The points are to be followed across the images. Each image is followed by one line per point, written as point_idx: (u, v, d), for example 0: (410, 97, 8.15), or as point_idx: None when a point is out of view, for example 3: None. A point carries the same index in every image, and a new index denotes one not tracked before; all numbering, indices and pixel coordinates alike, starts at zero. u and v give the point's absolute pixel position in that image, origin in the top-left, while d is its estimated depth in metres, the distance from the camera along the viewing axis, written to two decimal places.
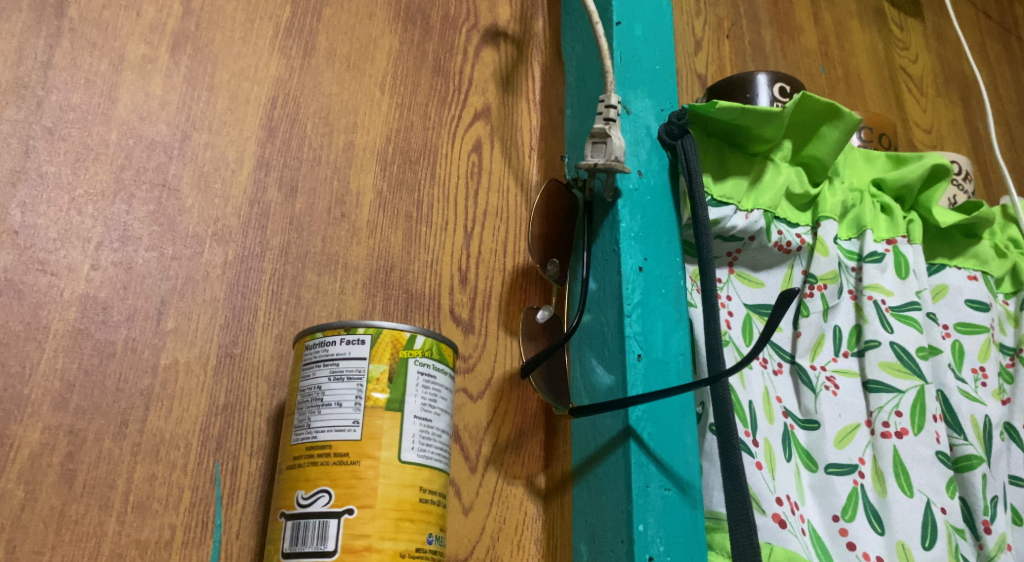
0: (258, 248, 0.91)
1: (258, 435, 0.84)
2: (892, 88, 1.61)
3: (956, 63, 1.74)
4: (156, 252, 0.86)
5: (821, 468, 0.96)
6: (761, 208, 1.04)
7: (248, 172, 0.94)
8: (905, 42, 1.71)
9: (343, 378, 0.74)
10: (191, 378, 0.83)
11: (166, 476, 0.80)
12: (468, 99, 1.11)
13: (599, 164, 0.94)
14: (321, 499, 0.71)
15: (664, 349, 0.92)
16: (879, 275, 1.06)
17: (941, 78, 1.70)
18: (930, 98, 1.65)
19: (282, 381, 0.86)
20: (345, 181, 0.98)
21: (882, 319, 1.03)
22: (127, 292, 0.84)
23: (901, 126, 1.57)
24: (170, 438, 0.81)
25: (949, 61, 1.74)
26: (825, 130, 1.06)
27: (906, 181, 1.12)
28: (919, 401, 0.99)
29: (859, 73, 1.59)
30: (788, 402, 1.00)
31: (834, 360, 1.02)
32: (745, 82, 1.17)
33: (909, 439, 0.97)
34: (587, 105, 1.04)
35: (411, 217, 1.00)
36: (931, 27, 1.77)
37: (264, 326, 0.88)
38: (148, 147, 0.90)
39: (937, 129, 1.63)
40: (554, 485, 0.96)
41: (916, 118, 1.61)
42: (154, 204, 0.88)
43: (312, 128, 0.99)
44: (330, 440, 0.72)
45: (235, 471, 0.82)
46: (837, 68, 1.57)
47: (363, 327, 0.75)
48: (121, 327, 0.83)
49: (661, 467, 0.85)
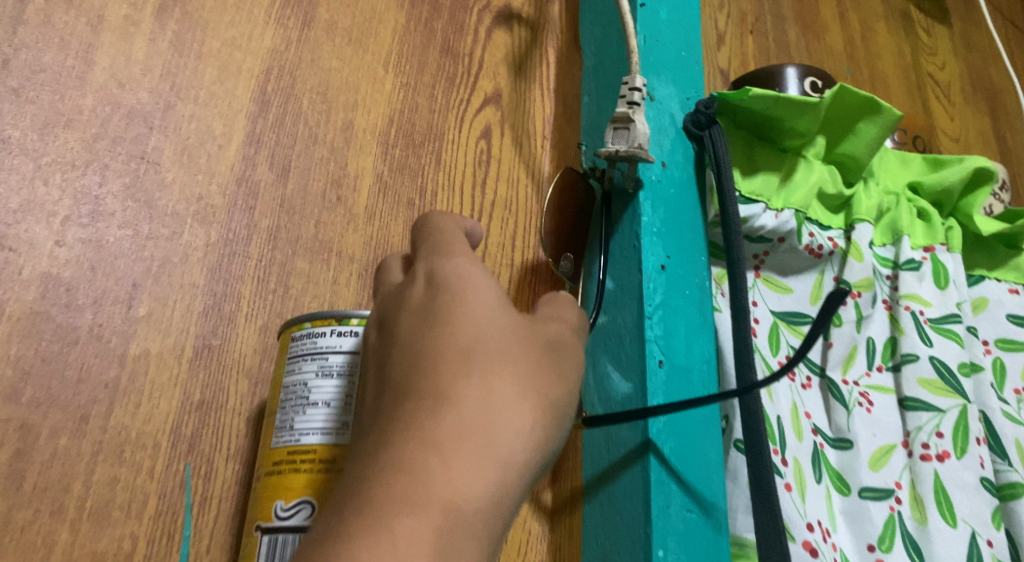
0: (243, 231, 0.82)
1: (236, 437, 0.75)
2: (919, 94, 1.54)
3: (984, 72, 1.67)
4: (129, 230, 0.78)
5: (854, 492, 0.87)
6: (791, 208, 0.97)
7: (236, 148, 0.85)
8: (932, 47, 1.63)
9: (332, 374, 0.66)
10: (163, 371, 0.75)
11: (129, 480, 0.71)
12: (477, 83, 1.03)
13: (621, 151, 0.85)
14: (302, 511, 0.63)
15: (687, 355, 0.83)
16: (916, 285, 0.98)
17: (970, 86, 1.63)
18: (957, 106, 1.58)
19: (265, 378, 0.78)
20: (342, 163, 0.90)
21: (920, 332, 0.95)
22: (94, 273, 0.76)
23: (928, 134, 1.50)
24: (136, 437, 0.72)
25: (977, 69, 1.67)
26: (862, 126, 0.98)
27: (945, 186, 1.04)
28: (961, 422, 0.91)
29: (885, 77, 1.51)
30: (818, 419, 0.92)
31: (867, 375, 0.94)
32: (773, 75, 1.09)
33: (952, 463, 0.89)
34: (607, 91, 0.97)
35: (413, 204, 0.92)
36: (958, 33, 1.69)
37: (248, 317, 0.79)
38: (127, 115, 0.82)
39: (966, 139, 1.55)
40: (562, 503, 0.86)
41: (942, 125, 1.53)
42: (130, 177, 0.80)
43: (308, 104, 0.91)
44: (315, 444, 0.64)
45: (209, 476, 0.73)
46: (864, 70, 1.49)
47: (356, 318, 0.67)
48: (86, 312, 0.75)
49: (683, 486, 0.77)
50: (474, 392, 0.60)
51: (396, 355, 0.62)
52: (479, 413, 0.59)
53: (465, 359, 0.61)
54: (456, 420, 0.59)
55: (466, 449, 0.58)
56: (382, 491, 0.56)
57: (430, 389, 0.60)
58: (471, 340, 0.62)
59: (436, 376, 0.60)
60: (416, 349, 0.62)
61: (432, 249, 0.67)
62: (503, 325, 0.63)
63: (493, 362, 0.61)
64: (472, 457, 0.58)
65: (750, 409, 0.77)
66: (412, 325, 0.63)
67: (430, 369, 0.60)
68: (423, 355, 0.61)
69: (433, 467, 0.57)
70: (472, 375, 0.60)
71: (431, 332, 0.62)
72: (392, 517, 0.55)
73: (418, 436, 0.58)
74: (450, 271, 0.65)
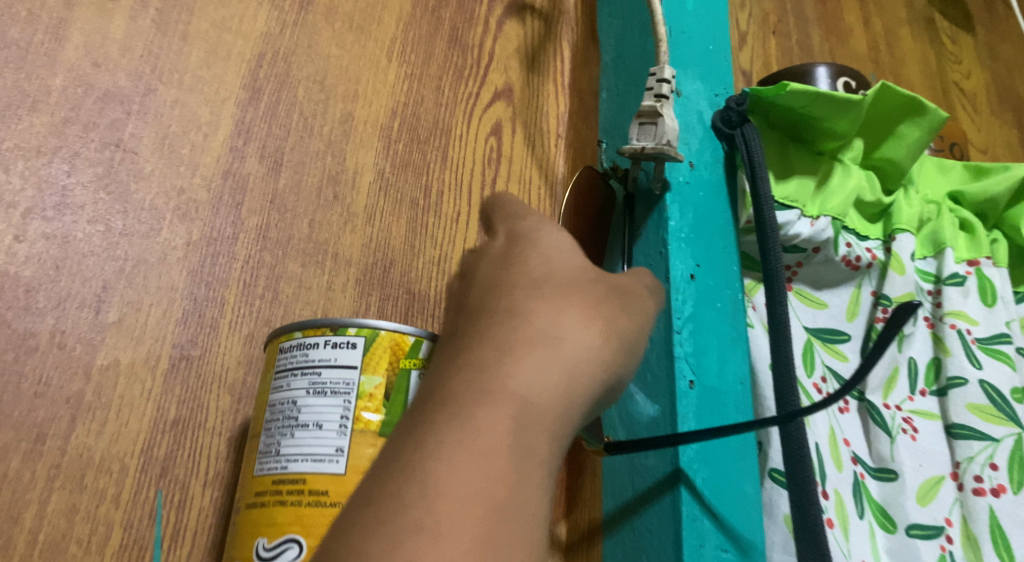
0: (229, 230, 0.74)
1: (215, 461, 0.66)
2: (946, 103, 1.46)
3: (1012, 82, 1.59)
4: (100, 226, 0.70)
5: (900, 530, 0.79)
6: (828, 214, 0.88)
7: (223, 139, 0.77)
8: (957, 56, 1.55)
9: (325, 392, 0.56)
10: (133, 384, 0.66)
11: (90, 509, 0.62)
12: (488, 75, 0.95)
13: (647, 148, 0.77)
14: (289, 552, 0.53)
15: (720, 376, 0.75)
16: (962, 301, 0.91)
17: (996, 97, 1.54)
18: (985, 117, 1.50)
19: (250, 394, 0.69)
20: (340, 157, 0.82)
21: (968, 352, 0.87)
22: (58, 272, 0.68)
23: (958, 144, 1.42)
24: (99, 460, 0.64)
25: (1005, 79, 1.59)
26: (904, 128, 0.90)
27: (990, 197, 0.97)
28: (1017, 453, 0.83)
29: (912, 85, 1.44)
30: (857, 446, 0.84)
31: (909, 399, 0.86)
32: (803, 75, 1.01)
33: (1007, 499, 0.81)
34: (629, 85, 0.89)
35: (416, 204, 0.83)
36: (983, 43, 1.62)
37: (232, 325, 0.71)
38: (101, 99, 0.74)
39: (996, 151, 1.47)
40: (580, 534, 0.78)
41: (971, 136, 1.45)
42: (102, 166, 0.72)
43: (303, 93, 0.82)
44: (304, 473, 0.55)
45: (182, 505, 0.64)
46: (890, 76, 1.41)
47: (354, 327, 0.57)
48: (48, 316, 0.67)
49: (717, 523, 0.68)
50: (548, 303, 0.55)
51: (467, 283, 0.58)
52: (553, 320, 0.54)
53: (539, 280, 0.56)
54: (531, 324, 0.53)
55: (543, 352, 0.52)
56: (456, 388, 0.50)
57: (503, 302, 0.54)
58: (542, 264, 0.57)
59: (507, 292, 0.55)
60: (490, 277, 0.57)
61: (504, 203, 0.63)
62: (576, 253, 0.58)
63: (564, 281, 0.56)
64: (547, 359, 0.52)
65: (793, 436, 0.69)
66: (489, 260, 0.58)
67: (502, 288, 0.55)
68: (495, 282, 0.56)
69: (509, 363, 0.51)
70: (546, 291, 0.55)
71: (506, 263, 0.57)
72: (470, 407, 0.49)
73: (493, 339, 0.52)
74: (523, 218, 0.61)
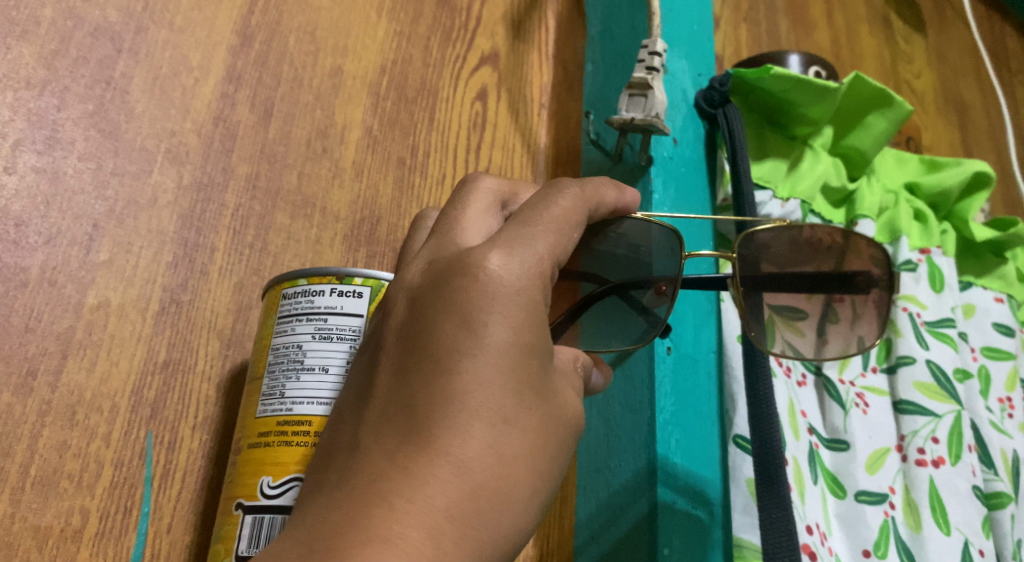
0: (219, 176, 0.74)
1: (205, 404, 0.67)
2: (949, 72, 1.35)
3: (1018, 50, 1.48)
4: (91, 163, 0.70)
5: (850, 495, 0.82)
6: (797, 197, 0.89)
7: (214, 84, 0.77)
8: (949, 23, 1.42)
9: (330, 337, 0.58)
10: (124, 324, 0.67)
11: (81, 447, 0.63)
12: (475, 39, 0.92)
13: (636, 119, 0.77)
14: (293, 490, 0.56)
15: (694, 343, 0.76)
16: (914, 287, 0.93)
17: (942, 99, 1.31)
18: (987, 81, 1.39)
19: (239, 340, 0.70)
20: (329, 111, 0.81)
21: (916, 334, 0.90)
22: (49, 208, 0.68)
23: (959, 119, 1.31)
24: (89, 398, 0.64)
25: (1010, 43, 1.48)
26: (872, 119, 0.92)
27: (944, 188, 0.98)
28: (956, 428, 0.86)
29: (911, 52, 1.32)
30: (812, 418, 0.85)
31: (862, 376, 0.89)
32: (773, 62, 0.91)
33: (945, 470, 0.84)
34: (614, 61, 0.89)
35: (403, 163, 0.82)
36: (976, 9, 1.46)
37: (222, 271, 0.71)
38: (92, 34, 0.74)
39: (998, 120, 1.36)
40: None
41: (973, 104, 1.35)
42: (93, 103, 0.72)
43: (294, 44, 0.81)
44: (308, 415, 0.57)
45: (173, 446, 0.65)
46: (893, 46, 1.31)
47: (360, 277, 0.59)
48: (39, 251, 0.67)
49: (690, 483, 0.70)
50: (490, 432, 0.52)
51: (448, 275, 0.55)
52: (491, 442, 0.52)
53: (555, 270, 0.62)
54: (443, 465, 0.51)
55: (472, 508, 0.51)
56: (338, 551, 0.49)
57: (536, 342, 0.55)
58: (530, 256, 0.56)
59: (433, 411, 0.52)
60: (403, 363, 0.54)
61: (596, 191, 0.62)
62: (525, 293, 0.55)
63: (530, 420, 0.54)
64: (452, 494, 0.51)
65: (772, 479, 0.68)
66: (472, 219, 0.60)
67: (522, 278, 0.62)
68: (427, 389, 0.53)
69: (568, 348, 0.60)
70: (482, 411, 0.52)
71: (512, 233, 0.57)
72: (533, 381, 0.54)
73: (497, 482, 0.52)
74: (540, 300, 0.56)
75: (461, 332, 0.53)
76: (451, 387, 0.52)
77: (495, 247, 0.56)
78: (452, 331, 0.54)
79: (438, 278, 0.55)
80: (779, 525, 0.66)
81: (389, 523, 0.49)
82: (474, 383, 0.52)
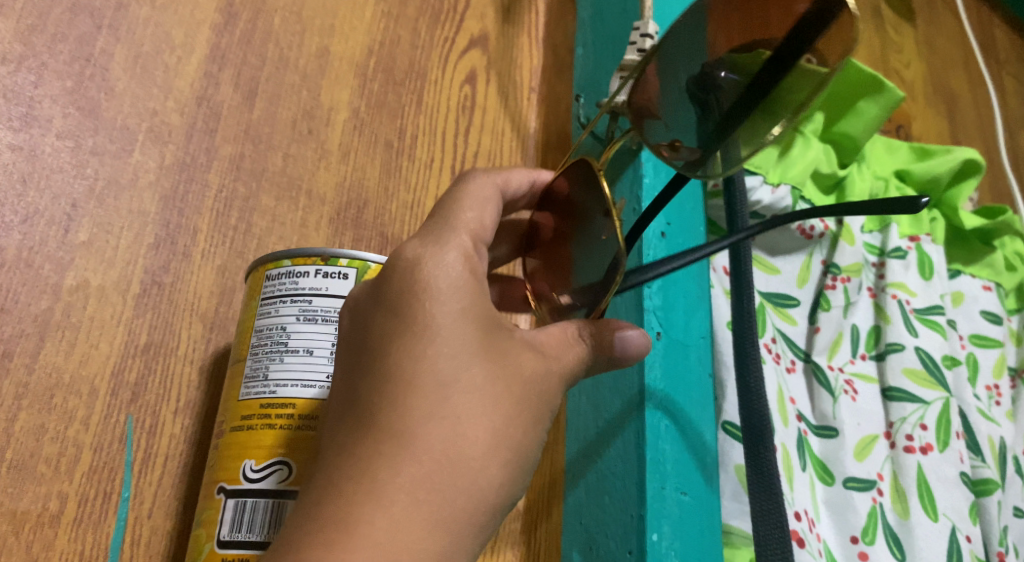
0: (202, 157, 0.72)
1: (188, 388, 0.66)
2: (940, 61, 1.35)
3: (1007, 41, 1.48)
4: (70, 142, 0.69)
5: (838, 482, 0.82)
6: (787, 183, 0.87)
7: (197, 63, 0.75)
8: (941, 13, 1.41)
9: (315, 319, 0.58)
10: (104, 305, 0.66)
11: (58, 430, 0.62)
12: (464, 22, 0.90)
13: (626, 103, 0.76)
14: (276, 474, 0.55)
15: (686, 328, 0.75)
16: (903, 273, 0.92)
17: (933, 89, 1.30)
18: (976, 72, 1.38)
19: (223, 324, 0.68)
20: (315, 92, 0.79)
21: (906, 321, 0.89)
22: (26, 187, 0.67)
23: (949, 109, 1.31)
24: (68, 381, 0.63)
25: (999, 33, 1.47)
26: (863, 105, 0.90)
27: (935, 175, 0.97)
28: (944, 416, 0.86)
29: (903, 40, 1.31)
30: (801, 405, 0.85)
31: (852, 362, 0.88)
32: None
33: (933, 456, 0.84)
34: (603, 43, 0.88)
35: (391, 145, 0.81)
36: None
37: (204, 254, 0.70)
38: (70, 10, 0.72)
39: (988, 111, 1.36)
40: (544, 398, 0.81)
41: (964, 94, 1.34)
42: (72, 80, 0.70)
43: (279, 23, 0.80)
44: (292, 397, 0.57)
45: (154, 431, 0.64)
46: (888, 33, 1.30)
47: (346, 259, 0.59)
48: (15, 231, 0.65)
49: (681, 469, 0.70)
50: (432, 401, 0.51)
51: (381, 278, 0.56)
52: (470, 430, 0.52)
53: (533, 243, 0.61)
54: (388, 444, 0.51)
55: (420, 477, 0.50)
56: (317, 545, 0.49)
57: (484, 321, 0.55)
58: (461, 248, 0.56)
59: (381, 395, 0.52)
60: (351, 361, 0.54)
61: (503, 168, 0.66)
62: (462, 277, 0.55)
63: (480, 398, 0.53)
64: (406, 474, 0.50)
65: (762, 467, 0.67)
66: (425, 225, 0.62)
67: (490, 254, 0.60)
68: (374, 379, 0.53)
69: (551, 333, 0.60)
70: (425, 387, 0.52)
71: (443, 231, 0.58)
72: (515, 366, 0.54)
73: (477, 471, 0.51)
74: (471, 274, 0.55)
75: (400, 325, 0.54)
76: (398, 373, 0.52)
77: (412, 241, 0.56)
78: (390, 325, 0.54)
79: (375, 283, 0.56)
80: (771, 516, 0.66)
81: (349, 504, 0.49)
82: (412, 362, 0.52)
